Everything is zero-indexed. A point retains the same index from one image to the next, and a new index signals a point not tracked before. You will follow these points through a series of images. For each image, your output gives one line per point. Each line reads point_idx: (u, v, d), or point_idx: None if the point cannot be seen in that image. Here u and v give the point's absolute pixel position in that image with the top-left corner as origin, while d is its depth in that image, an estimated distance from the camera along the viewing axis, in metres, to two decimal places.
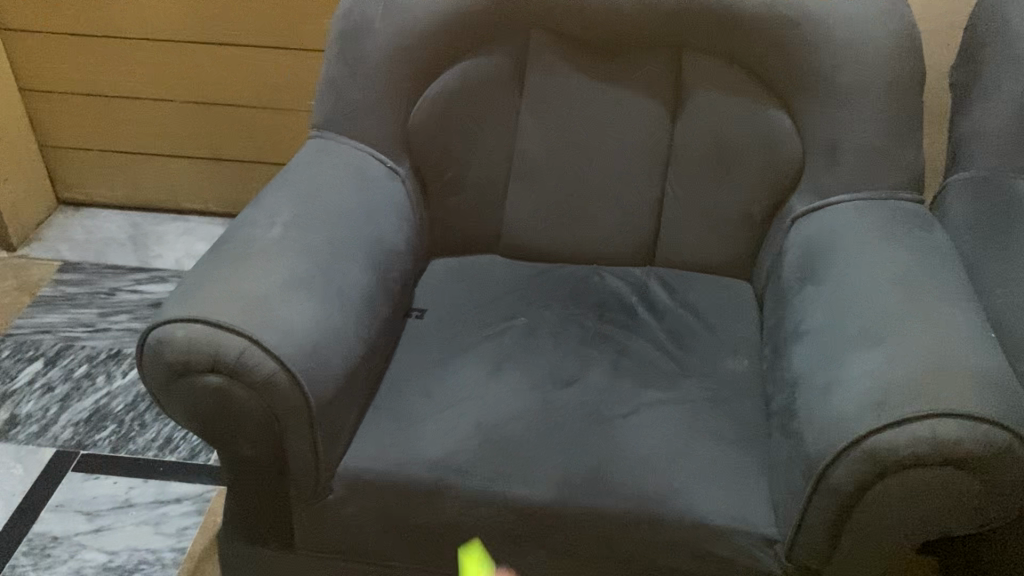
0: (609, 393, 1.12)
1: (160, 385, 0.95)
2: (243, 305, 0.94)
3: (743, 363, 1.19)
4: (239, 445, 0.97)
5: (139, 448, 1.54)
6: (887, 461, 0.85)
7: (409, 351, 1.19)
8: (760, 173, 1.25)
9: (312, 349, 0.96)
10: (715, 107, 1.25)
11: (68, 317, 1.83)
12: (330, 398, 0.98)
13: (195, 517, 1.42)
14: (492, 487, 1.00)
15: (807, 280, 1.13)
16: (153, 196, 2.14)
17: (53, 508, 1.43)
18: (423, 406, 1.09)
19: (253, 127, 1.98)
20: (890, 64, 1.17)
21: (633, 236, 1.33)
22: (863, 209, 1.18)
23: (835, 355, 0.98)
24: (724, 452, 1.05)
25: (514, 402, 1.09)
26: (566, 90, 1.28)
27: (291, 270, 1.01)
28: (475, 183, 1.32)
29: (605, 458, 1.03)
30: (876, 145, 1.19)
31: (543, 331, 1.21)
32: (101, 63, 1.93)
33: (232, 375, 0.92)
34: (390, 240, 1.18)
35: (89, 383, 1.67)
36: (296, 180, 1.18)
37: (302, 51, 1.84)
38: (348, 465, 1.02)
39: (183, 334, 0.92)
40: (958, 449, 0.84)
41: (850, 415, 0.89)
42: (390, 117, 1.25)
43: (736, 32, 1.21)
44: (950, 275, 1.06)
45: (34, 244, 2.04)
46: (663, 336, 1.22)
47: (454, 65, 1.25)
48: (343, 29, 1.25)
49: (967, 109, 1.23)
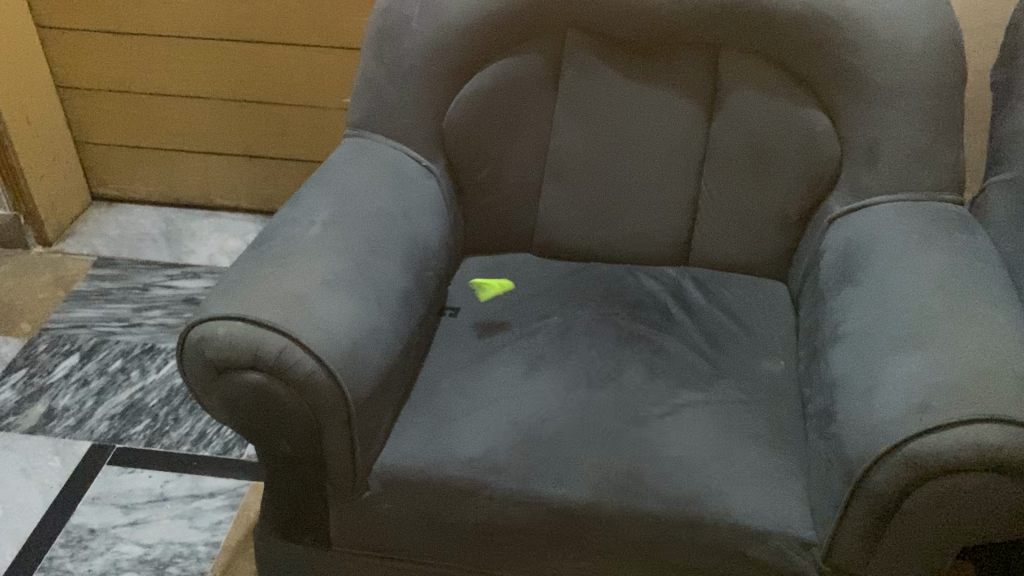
0: (645, 394, 1.11)
1: (201, 381, 0.96)
2: (283, 303, 0.95)
3: (780, 365, 1.18)
4: (278, 442, 0.98)
5: (173, 442, 1.56)
6: (930, 467, 0.84)
7: (443, 349, 1.19)
8: (798, 173, 1.24)
9: (350, 347, 0.96)
10: (753, 106, 1.24)
11: (103, 311, 1.85)
12: (367, 396, 0.98)
13: (229, 512, 1.44)
14: (528, 486, 1.00)
15: (845, 281, 1.12)
16: (187, 192, 2.16)
17: (90, 500, 1.45)
18: (458, 405, 1.09)
19: (286, 123, 1.99)
20: (931, 64, 1.16)
21: (668, 236, 1.33)
22: (904, 210, 1.17)
23: (876, 357, 0.97)
24: (761, 454, 1.04)
25: (549, 402, 1.10)
26: (602, 88, 1.28)
27: (331, 269, 1.02)
28: (510, 182, 1.32)
29: (641, 459, 1.02)
30: (916, 146, 1.17)
31: (577, 331, 1.22)
32: (138, 60, 1.95)
33: (272, 373, 0.92)
34: (426, 239, 1.19)
35: (124, 377, 1.69)
36: (333, 179, 1.18)
37: (337, 49, 1.85)
38: (384, 462, 1.03)
39: (225, 331, 0.93)
40: (1003, 455, 0.83)
41: (891, 419, 0.89)
42: (426, 115, 1.25)
43: (775, 30, 1.20)
44: (993, 278, 1.04)
45: (70, 239, 2.07)
46: (698, 337, 1.22)
47: (490, 63, 1.25)
48: (379, 28, 1.26)
49: (1010, 109, 1.22)
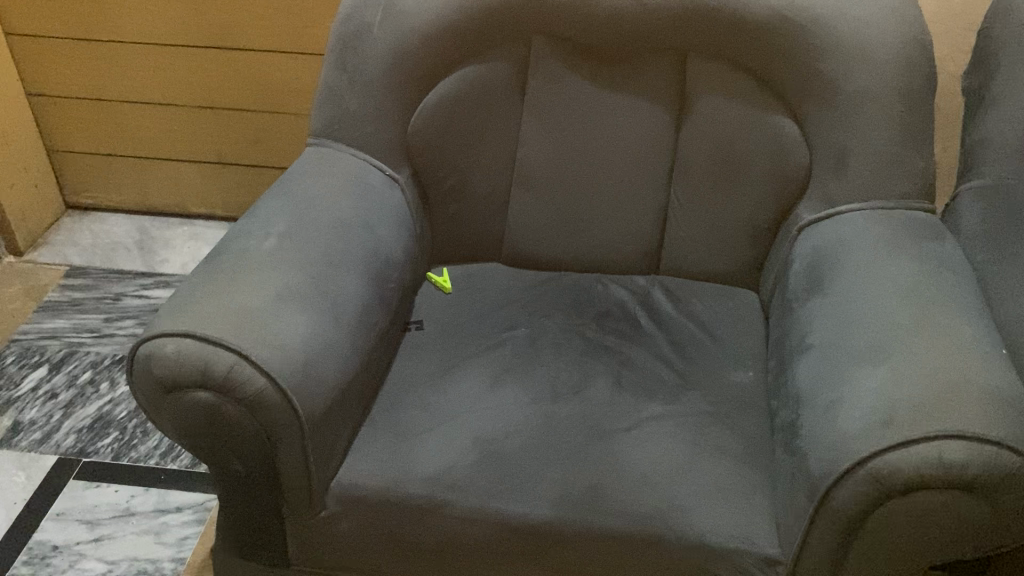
0: (610, 407, 1.09)
1: (151, 400, 0.94)
2: (234, 319, 0.93)
3: (748, 376, 1.16)
4: (231, 461, 0.95)
5: (141, 456, 1.53)
6: (893, 484, 0.82)
7: (407, 362, 1.17)
8: (768, 181, 1.23)
9: (303, 363, 0.94)
10: (721, 113, 1.23)
11: (73, 322, 1.83)
12: (321, 414, 0.96)
13: (196, 527, 1.41)
14: (488, 504, 0.98)
15: (813, 291, 1.10)
16: (161, 200, 2.13)
17: (55, 516, 1.43)
18: (419, 420, 1.07)
19: (259, 130, 1.97)
20: (900, 71, 1.14)
21: (637, 245, 1.31)
22: (873, 218, 1.15)
23: (841, 370, 0.95)
24: (727, 469, 1.02)
25: (512, 417, 1.07)
26: (568, 96, 1.26)
27: (286, 283, 1.00)
28: (477, 190, 1.30)
29: (604, 475, 1.00)
30: (885, 154, 1.15)
31: (543, 343, 1.20)
32: (108, 67, 1.92)
33: (222, 391, 0.90)
34: (388, 250, 1.17)
35: (93, 389, 1.67)
36: (293, 189, 1.16)
37: (307, 55, 1.83)
38: (342, 480, 1.00)
39: (174, 348, 0.91)
40: (966, 472, 0.81)
41: (855, 434, 0.87)
42: (390, 124, 1.23)
43: (743, 36, 1.18)
44: (962, 288, 1.03)
45: (42, 248, 2.04)
46: (666, 348, 1.20)
47: (455, 72, 1.23)
48: (341, 35, 1.23)
49: (981, 115, 1.20)
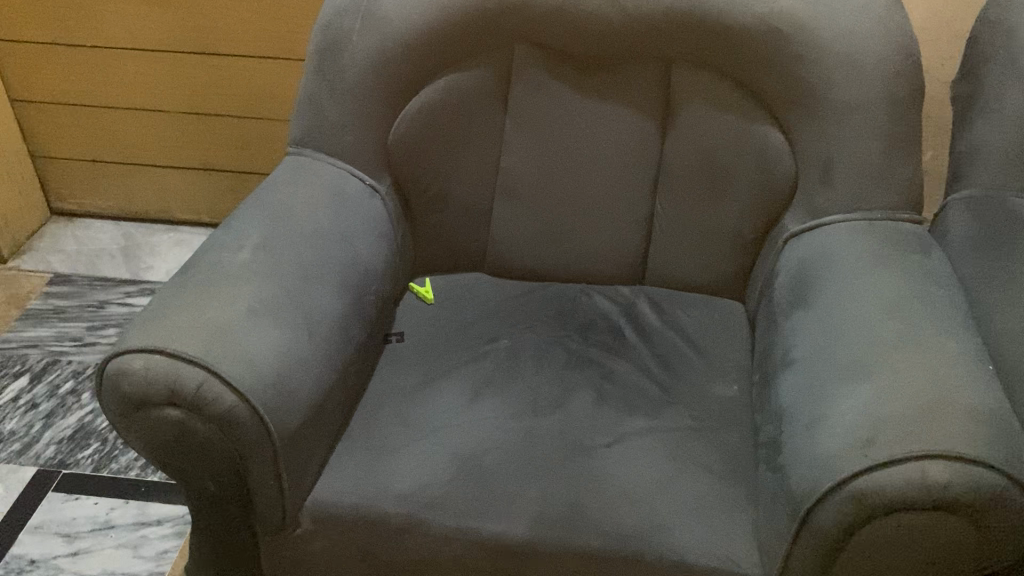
0: (591, 422, 1.08)
1: (120, 417, 0.92)
2: (204, 335, 0.91)
3: (733, 390, 1.14)
4: (203, 479, 0.93)
5: (121, 467, 1.51)
6: (875, 505, 0.81)
7: (385, 375, 1.15)
8: (753, 191, 1.21)
9: (275, 380, 0.92)
10: (706, 122, 1.21)
11: (56, 331, 1.81)
12: (295, 431, 0.94)
13: (176, 540, 1.39)
14: (465, 522, 0.96)
15: (798, 304, 1.08)
16: (146, 206, 2.11)
17: (32, 530, 1.41)
18: (397, 436, 1.05)
19: (244, 137, 1.95)
20: (887, 79, 1.12)
21: (622, 255, 1.30)
22: (860, 229, 1.13)
23: (825, 386, 0.94)
24: (709, 485, 1.00)
25: (492, 432, 1.06)
26: (551, 105, 1.24)
27: (259, 296, 0.98)
28: (460, 199, 1.29)
29: (583, 492, 0.99)
30: (871, 164, 1.13)
31: (525, 355, 1.18)
32: (91, 73, 1.90)
33: (191, 408, 0.88)
34: (367, 261, 1.15)
35: (74, 400, 1.65)
36: (271, 199, 1.14)
37: (291, 61, 1.81)
38: (316, 497, 0.98)
39: (142, 365, 0.89)
40: (949, 493, 0.79)
41: (837, 452, 0.85)
42: (370, 133, 1.21)
43: (728, 45, 1.16)
44: (948, 302, 1.01)
45: (25, 256, 2.02)
46: (650, 361, 1.18)
47: (436, 80, 1.21)
48: (320, 43, 1.21)
49: (969, 125, 1.18)
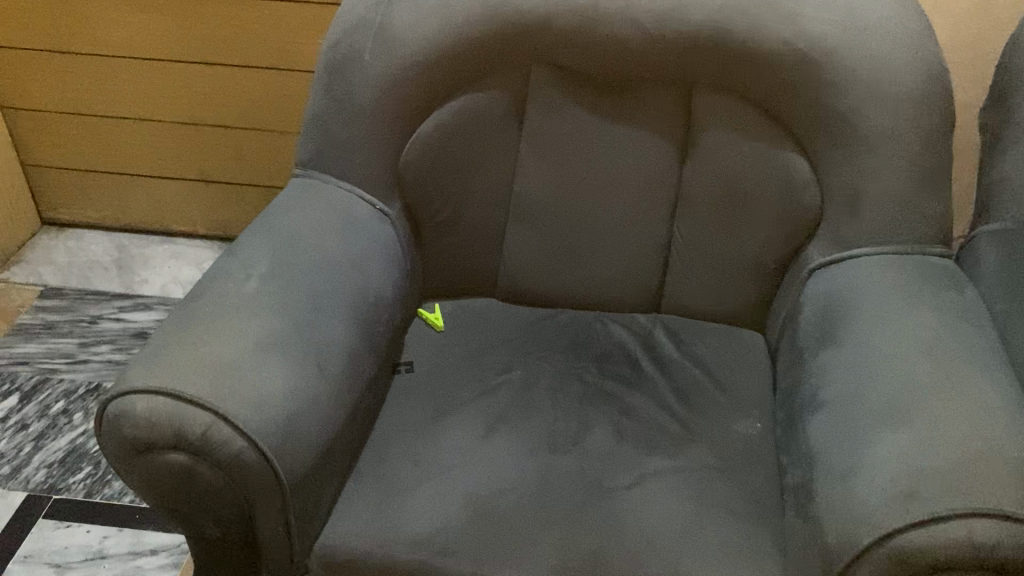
0: (611, 461, 1.04)
1: (120, 460, 0.87)
2: (210, 373, 0.86)
3: (756, 427, 1.10)
4: (207, 524, 0.89)
5: (115, 493, 1.46)
6: (919, 564, 0.77)
7: (396, 409, 1.11)
8: (776, 220, 1.17)
9: (286, 421, 0.88)
10: (727, 147, 1.17)
11: (46, 347, 1.75)
12: (306, 474, 0.90)
13: (172, 571, 1.34)
14: (481, 570, 0.92)
15: (825, 340, 1.05)
16: (141, 217, 2.06)
17: (22, 559, 1.35)
18: (408, 475, 1.01)
19: (241, 148, 1.90)
20: (918, 108, 1.08)
21: (638, 282, 1.26)
22: (888, 263, 1.10)
23: (858, 431, 0.90)
24: (734, 531, 0.96)
25: (507, 471, 1.01)
26: (568, 127, 1.19)
27: (268, 331, 0.93)
28: (471, 223, 1.24)
29: (604, 538, 0.94)
30: (900, 195, 1.10)
31: (540, 388, 1.14)
32: (85, 80, 1.85)
33: (196, 453, 0.83)
34: (377, 290, 1.10)
35: (66, 420, 1.59)
36: (278, 224, 1.10)
37: (293, 72, 1.76)
38: (326, 541, 0.94)
39: (144, 407, 0.84)
40: (997, 553, 0.76)
41: (875, 505, 0.81)
42: (381, 155, 1.17)
43: (754, 69, 1.12)
44: (983, 343, 0.97)
45: (15, 267, 1.97)
46: (669, 394, 1.14)
47: (450, 102, 1.17)
48: (329, 61, 1.17)
49: (1000, 155, 1.15)
